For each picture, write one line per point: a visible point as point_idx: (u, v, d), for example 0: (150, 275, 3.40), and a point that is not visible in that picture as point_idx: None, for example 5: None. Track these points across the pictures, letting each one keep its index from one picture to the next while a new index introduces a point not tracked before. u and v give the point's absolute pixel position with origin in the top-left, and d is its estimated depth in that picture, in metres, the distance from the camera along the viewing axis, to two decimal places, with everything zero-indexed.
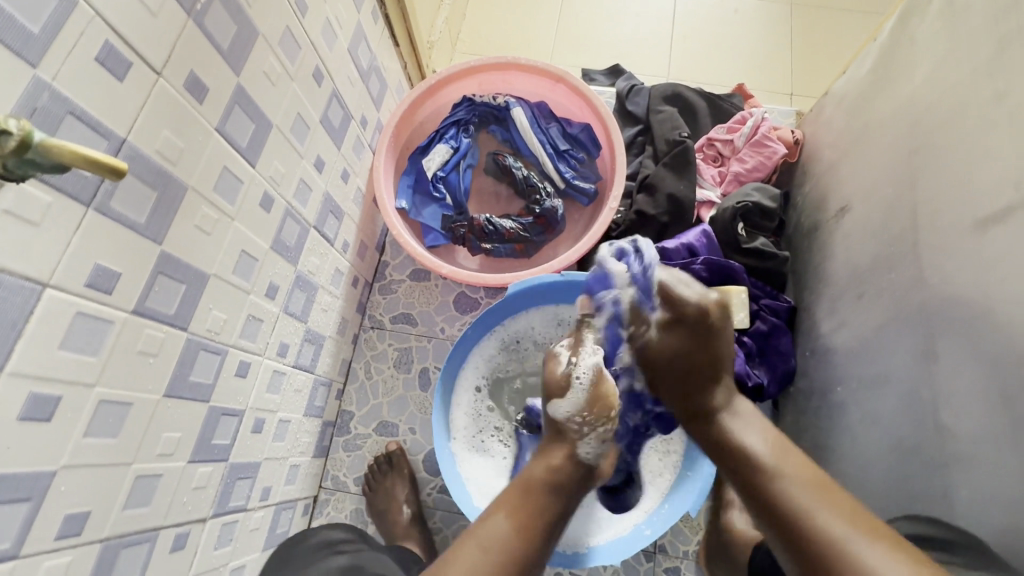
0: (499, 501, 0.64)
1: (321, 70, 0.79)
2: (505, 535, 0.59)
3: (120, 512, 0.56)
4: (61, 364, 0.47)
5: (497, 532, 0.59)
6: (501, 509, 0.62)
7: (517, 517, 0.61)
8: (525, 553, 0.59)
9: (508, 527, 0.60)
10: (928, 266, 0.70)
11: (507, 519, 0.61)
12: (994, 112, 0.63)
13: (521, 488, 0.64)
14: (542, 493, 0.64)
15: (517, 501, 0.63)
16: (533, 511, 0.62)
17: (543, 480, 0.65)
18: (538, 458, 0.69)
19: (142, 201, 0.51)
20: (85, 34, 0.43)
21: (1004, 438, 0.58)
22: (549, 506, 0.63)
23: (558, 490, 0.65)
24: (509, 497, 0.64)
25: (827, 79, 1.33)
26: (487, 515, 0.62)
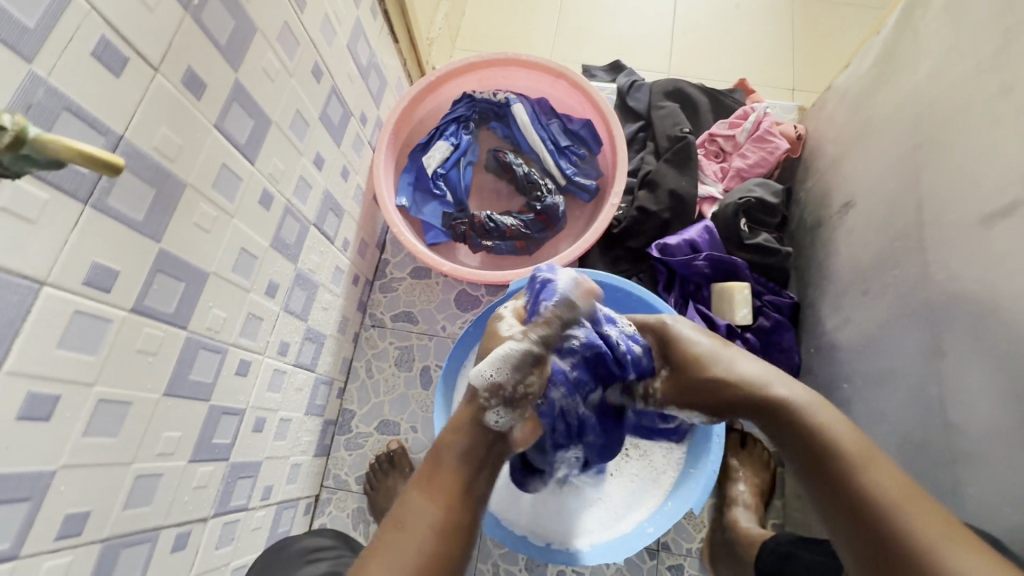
0: (416, 480, 0.59)
1: (320, 66, 0.78)
2: (429, 517, 0.56)
3: (119, 513, 0.55)
4: (59, 363, 0.46)
5: (420, 516, 0.56)
6: (417, 489, 0.58)
7: (436, 493, 0.58)
8: (455, 522, 0.56)
9: (430, 508, 0.56)
10: (934, 262, 0.70)
11: (426, 500, 0.57)
12: (1002, 105, 0.63)
13: (434, 456, 0.61)
14: (459, 466, 0.60)
15: (431, 475, 0.59)
16: (451, 488, 0.58)
17: (459, 448, 0.60)
18: (452, 428, 0.62)
19: (140, 198, 0.51)
20: (80, 28, 0.43)
21: (1014, 434, 0.57)
22: (467, 478, 0.59)
23: (476, 446, 0.61)
24: (422, 473, 0.60)
25: (829, 74, 1.32)
26: (405, 497, 0.58)
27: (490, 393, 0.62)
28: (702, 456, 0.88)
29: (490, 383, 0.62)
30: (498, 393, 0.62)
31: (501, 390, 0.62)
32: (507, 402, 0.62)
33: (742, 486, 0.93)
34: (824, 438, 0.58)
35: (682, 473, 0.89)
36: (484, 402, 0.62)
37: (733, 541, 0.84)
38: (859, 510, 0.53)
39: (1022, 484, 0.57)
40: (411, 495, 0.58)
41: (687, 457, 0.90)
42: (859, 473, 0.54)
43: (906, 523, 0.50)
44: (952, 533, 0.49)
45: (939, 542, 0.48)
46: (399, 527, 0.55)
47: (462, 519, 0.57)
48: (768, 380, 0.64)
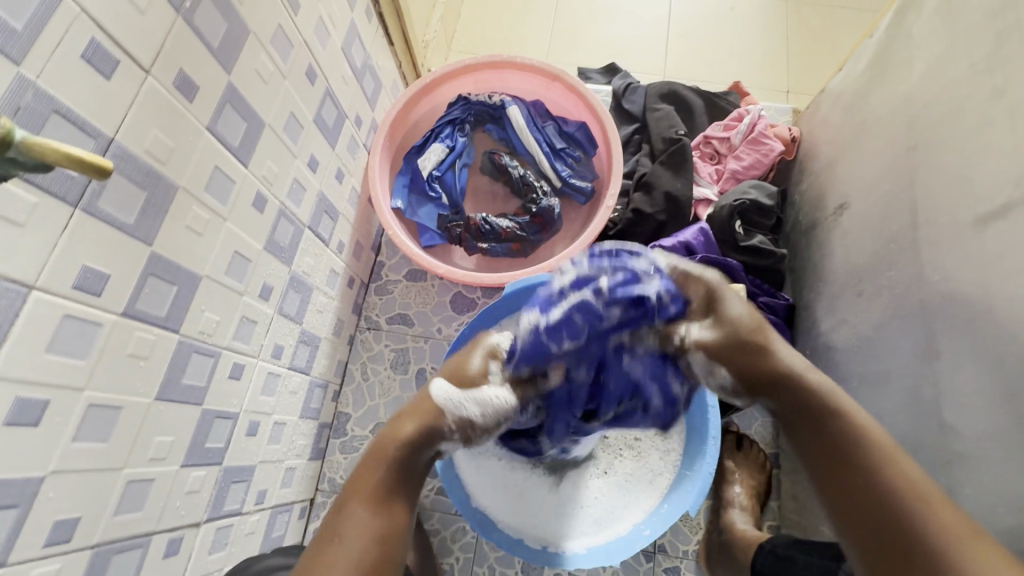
0: (353, 488, 0.62)
1: (314, 69, 0.78)
2: (365, 522, 0.59)
3: (110, 518, 0.55)
4: (48, 368, 0.46)
5: (359, 523, 0.59)
6: (358, 497, 0.61)
7: (380, 505, 0.61)
8: (392, 524, 0.60)
9: (368, 515, 0.60)
10: (928, 264, 0.70)
11: (369, 509, 0.60)
12: (995, 108, 0.63)
13: (376, 463, 0.64)
14: (402, 477, 0.65)
15: (375, 487, 0.62)
16: (393, 498, 0.63)
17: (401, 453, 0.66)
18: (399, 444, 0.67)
19: (131, 201, 0.51)
20: (69, 31, 0.42)
21: (1009, 436, 0.57)
22: (409, 488, 0.65)
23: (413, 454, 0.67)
24: (360, 482, 0.63)
25: (823, 76, 1.33)
26: (345, 507, 0.60)
27: (455, 427, 0.70)
28: (697, 458, 0.87)
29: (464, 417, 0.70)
30: (461, 425, 0.70)
31: (467, 427, 0.71)
32: (465, 435, 0.72)
33: (738, 488, 0.93)
34: (843, 431, 0.60)
35: (678, 475, 0.89)
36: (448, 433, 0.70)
37: (729, 544, 0.84)
38: (881, 507, 0.54)
39: (1015, 486, 0.57)
40: (354, 501, 0.61)
41: (683, 459, 0.90)
42: (886, 471, 0.56)
43: (927, 525, 0.52)
44: (974, 538, 0.50)
45: (963, 548, 0.50)
46: (339, 540, 0.57)
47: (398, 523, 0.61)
48: (802, 368, 0.66)
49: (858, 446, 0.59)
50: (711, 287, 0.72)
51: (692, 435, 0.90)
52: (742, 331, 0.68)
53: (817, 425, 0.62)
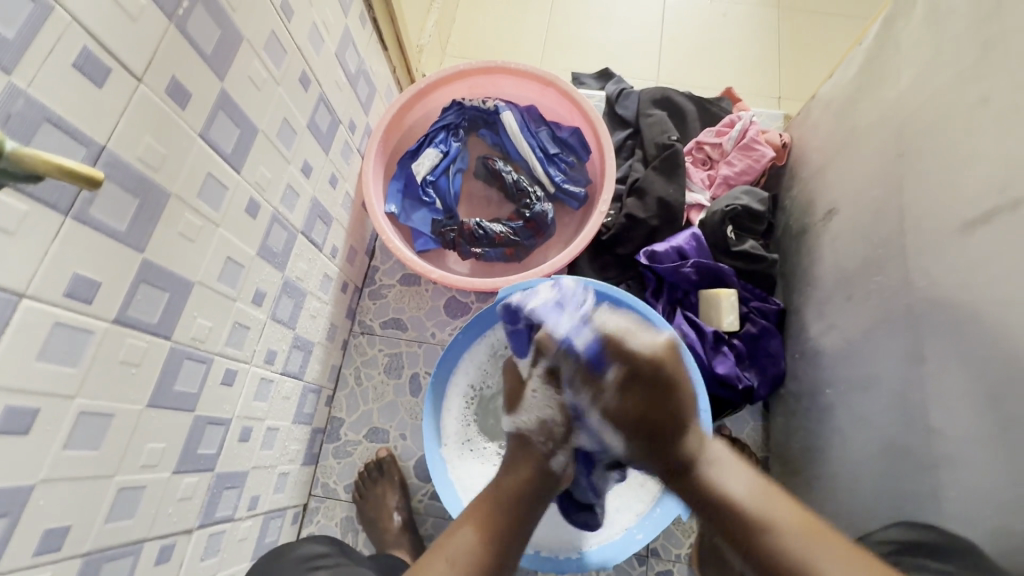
0: (468, 513, 0.64)
1: (308, 75, 0.78)
2: (471, 545, 0.60)
3: (101, 526, 0.55)
4: (39, 376, 0.46)
5: (463, 544, 0.59)
6: (469, 520, 0.63)
7: (486, 531, 0.61)
8: (492, 559, 0.59)
9: (476, 537, 0.60)
10: (915, 270, 0.71)
11: (473, 530, 0.61)
12: (980, 116, 0.64)
13: (490, 496, 0.65)
14: (515, 510, 0.64)
15: (485, 513, 0.63)
16: (500, 529, 0.62)
17: (514, 488, 0.66)
18: (508, 467, 0.69)
19: (123, 209, 0.51)
20: (61, 40, 0.43)
21: (994, 441, 0.58)
22: (519, 520, 0.64)
23: (526, 494, 0.66)
24: (474, 509, 0.64)
25: (814, 82, 1.34)
26: (454, 529, 0.62)
27: (545, 438, 0.70)
28: None
29: (535, 424, 0.71)
30: (548, 434, 0.70)
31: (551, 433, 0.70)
32: (560, 443, 0.70)
33: None
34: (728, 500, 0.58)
35: None
36: (542, 446, 0.70)
37: (720, 547, 0.85)
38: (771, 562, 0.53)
39: (999, 489, 0.58)
40: (461, 522, 0.62)
41: None
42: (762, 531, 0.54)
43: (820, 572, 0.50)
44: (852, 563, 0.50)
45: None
46: (448, 559, 0.58)
47: (502, 554, 0.60)
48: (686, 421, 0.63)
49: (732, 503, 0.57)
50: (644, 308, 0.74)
51: None
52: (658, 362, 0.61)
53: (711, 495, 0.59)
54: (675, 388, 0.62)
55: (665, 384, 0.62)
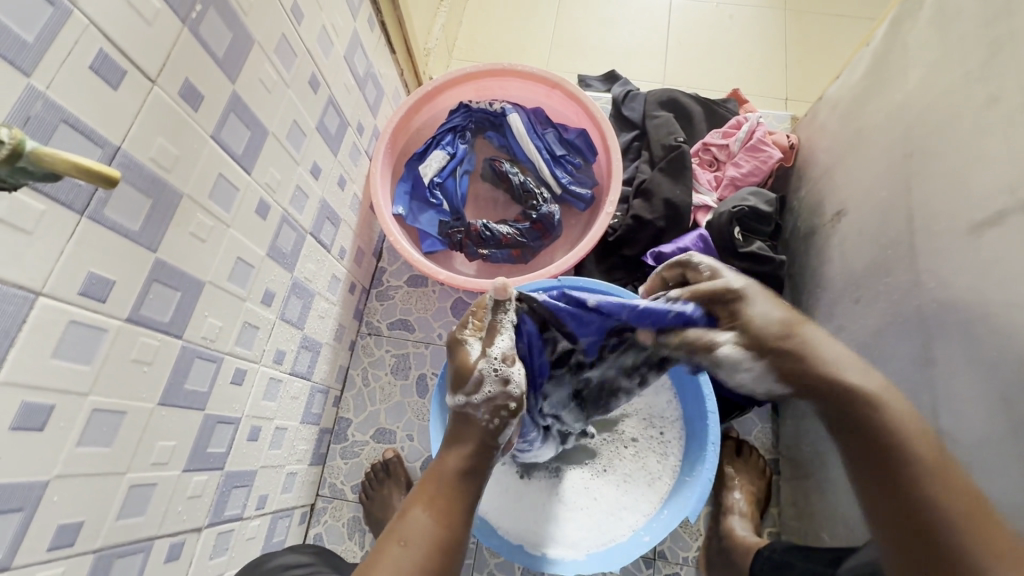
0: (415, 494, 0.59)
1: (317, 77, 0.79)
2: (424, 526, 0.55)
3: (113, 523, 0.55)
4: (54, 373, 0.46)
5: (418, 527, 0.55)
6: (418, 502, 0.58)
7: (436, 507, 0.57)
8: (446, 538, 0.55)
9: (429, 517, 0.56)
10: (925, 271, 0.70)
11: (426, 513, 0.56)
12: (989, 115, 0.63)
13: (434, 476, 0.60)
14: (462, 485, 0.59)
15: (434, 492, 0.58)
16: (452, 506, 0.58)
17: (458, 464, 0.60)
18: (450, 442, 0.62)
19: (137, 209, 0.51)
20: (79, 43, 0.43)
21: (1008, 444, 0.57)
22: (467, 495, 0.59)
23: (469, 468, 0.60)
24: (422, 488, 0.59)
25: (822, 83, 1.34)
26: (405, 511, 0.57)
27: (491, 413, 0.61)
28: (697, 465, 0.88)
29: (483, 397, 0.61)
30: (496, 410, 0.61)
31: (502, 409, 0.61)
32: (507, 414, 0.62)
33: (738, 493, 0.93)
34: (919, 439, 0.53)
35: (677, 480, 0.89)
36: (486, 421, 0.61)
37: (729, 550, 0.84)
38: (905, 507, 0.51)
39: (1013, 493, 0.57)
40: (411, 504, 0.58)
41: (683, 465, 0.90)
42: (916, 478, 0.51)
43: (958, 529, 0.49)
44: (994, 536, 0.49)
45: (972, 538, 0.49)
46: (401, 542, 0.54)
47: (458, 533, 0.56)
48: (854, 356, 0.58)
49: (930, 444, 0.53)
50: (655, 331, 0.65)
51: (692, 441, 0.90)
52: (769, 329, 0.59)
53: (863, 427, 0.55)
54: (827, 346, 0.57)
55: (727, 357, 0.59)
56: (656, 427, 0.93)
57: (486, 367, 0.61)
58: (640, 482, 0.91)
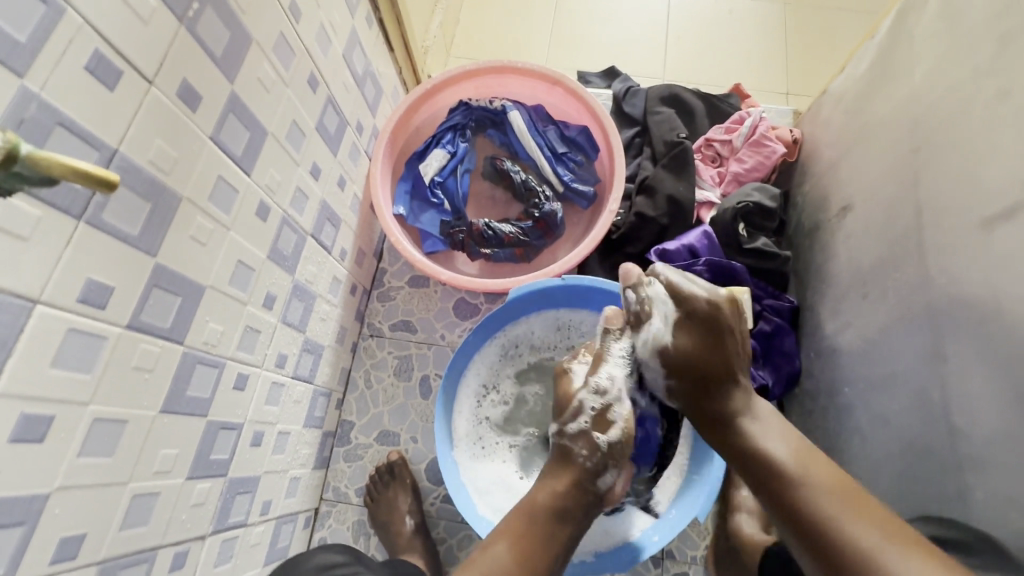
0: (501, 531, 0.62)
1: (316, 76, 0.77)
2: (505, 561, 0.59)
3: (116, 533, 0.54)
4: (53, 383, 0.45)
5: (499, 560, 0.59)
6: (505, 536, 0.62)
7: (520, 546, 0.60)
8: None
9: (512, 554, 0.59)
10: (934, 266, 0.70)
11: (510, 550, 0.60)
12: (999, 108, 0.63)
13: (525, 512, 0.64)
14: (550, 526, 0.63)
15: (522, 531, 0.62)
16: (537, 546, 0.61)
17: (550, 501, 0.64)
18: (547, 478, 0.67)
19: (135, 213, 0.50)
20: (74, 42, 0.42)
21: (1022, 439, 0.57)
22: (556, 539, 0.63)
23: (560, 507, 0.64)
24: (512, 524, 0.63)
25: (823, 77, 1.33)
26: (488, 544, 0.61)
27: (586, 450, 0.68)
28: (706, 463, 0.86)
29: (570, 433, 0.69)
30: (591, 445, 0.68)
31: (599, 448, 0.68)
32: (606, 459, 0.68)
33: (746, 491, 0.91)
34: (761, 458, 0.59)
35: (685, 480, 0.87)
36: (584, 461, 0.68)
37: (738, 549, 0.83)
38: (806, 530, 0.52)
39: None
40: (496, 539, 0.61)
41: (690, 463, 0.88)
42: (795, 488, 0.54)
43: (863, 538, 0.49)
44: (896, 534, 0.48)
45: (889, 556, 0.47)
46: (481, 572, 0.57)
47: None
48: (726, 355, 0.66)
49: (764, 471, 0.58)
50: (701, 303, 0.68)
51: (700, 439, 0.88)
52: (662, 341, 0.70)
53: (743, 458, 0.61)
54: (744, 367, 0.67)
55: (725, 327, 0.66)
56: None
57: (586, 396, 0.70)
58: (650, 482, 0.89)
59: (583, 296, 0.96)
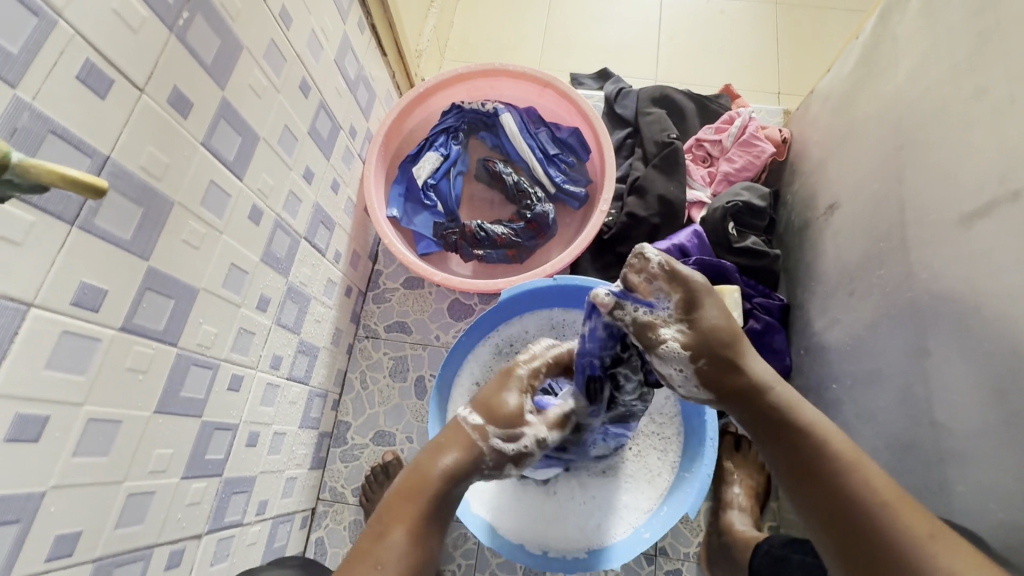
0: (394, 511, 0.59)
1: (308, 81, 0.79)
2: (405, 548, 0.57)
3: (111, 532, 0.55)
4: (48, 384, 0.46)
5: (397, 549, 0.56)
6: (399, 518, 0.58)
7: (416, 527, 0.58)
8: (424, 559, 0.58)
9: (408, 540, 0.57)
10: (917, 262, 0.70)
11: (406, 534, 0.57)
12: (977, 106, 0.64)
13: (418, 489, 0.61)
14: (442, 502, 0.61)
15: (417, 512, 0.59)
16: (431, 526, 0.60)
17: (446, 480, 0.62)
18: (440, 453, 0.64)
19: (128, 217, 0.51)
20: (64, 53, 0.43)
21: (1002, 433, 0.57)
22: (445, 512, 0.62)
23: (453, 477, 0.63)
24: (406, 504, 0.59)
25: (814, 76, 1.34)
26: (385, 530, 0.57)
27: (495, 463, 0.67)
28: (696, 459, 0.88)
29: (501, 453, 0.67)
30: (501, 462, 0.67)
31: (507, 465, 0.68)
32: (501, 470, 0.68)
33: (737, 488, 0.93)
34: (818, 441, 0.55)
35: (677, 476, 0.89)
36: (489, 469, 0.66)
37: (729, 544, 0.84)
38: (841, 509, 0.51)
39: (1007, 482, 0.57)
40: (390, 525, 0.58)
41: (682, 461, 0.90)
42: (855, 478, 0.52)
43: (899, 527, 0.49)
44: (940, 534, 0.48)
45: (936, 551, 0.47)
46: (378, 565, 0.54)
47: (431, 554, 0.59)
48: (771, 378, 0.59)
49: (818, 450, 0.54)
50: (695, 290, 0.57)
51: (691, 437, 0.91)
52: (712, 346, 0.57)
53: (792, 437, 0.56)
54: (750, 363, 0.59)
55: (741, 346, 0.59)
56: (657, 423, 0.94)
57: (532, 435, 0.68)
58: (642, 480, 0.91)
59: (575, 296, 0.98)
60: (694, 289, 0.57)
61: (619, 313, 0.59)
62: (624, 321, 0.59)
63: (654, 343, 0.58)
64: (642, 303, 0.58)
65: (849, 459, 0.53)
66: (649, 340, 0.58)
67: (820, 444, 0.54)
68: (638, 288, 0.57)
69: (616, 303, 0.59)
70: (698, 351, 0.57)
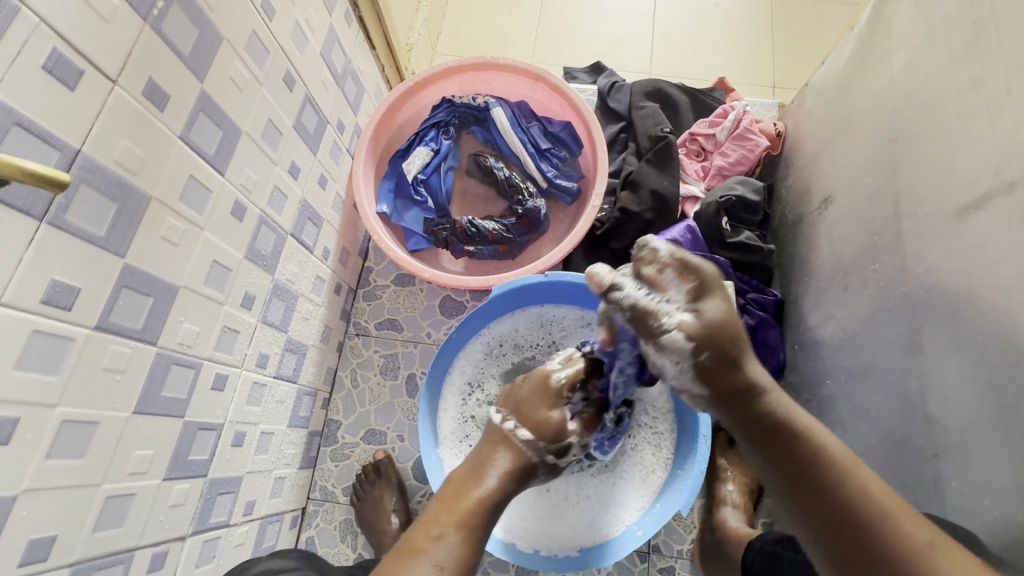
0: (448, 514, 0.59)
1: (292, 74, 0.77)
2: (459, 548, 0.56)
3: (89, 536, 0.54)
4: (16, 384, 0.45)
5: (452, 549, 0.56)
6: (451, 519, 0.59)
7: (469, 529, 0.59)
8: (476, 561, 0.57)
9: (462, 540, 0.57)
10: (911, 257, 0.70)
11: (459, 536, 0.57)
12: (973, 97, 0.63)
13: (467, 496, 0.62)
14: (492, 512, 0.62)
15: (470, 516, 0.60)
16: (481, 532, 0.60)
17: (499, 488, 0.64)
18: (487, 467, 0.66)
19: (102, 213, 0.50)
20: (29, 42, 0.42)
21: (995, 429, 0.57)
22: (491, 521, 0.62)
23: (500, 490, 0.65)
24: (461, 508, 0.60)
25: (809, 69, 1.33)
26: (439, 531, 0.57)
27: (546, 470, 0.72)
28: (689, 457, 0.87)
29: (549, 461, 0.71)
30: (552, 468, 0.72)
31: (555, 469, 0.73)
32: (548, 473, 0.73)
33: (731, 485, 0.92)
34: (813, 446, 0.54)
35: (670, 474, 0.88)
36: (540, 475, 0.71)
37: (722, 541, 0.84)
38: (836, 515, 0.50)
39: (1001, 479, 0.56)
40: (445, 525, 0.58)
41: (675, 459, 0.89)
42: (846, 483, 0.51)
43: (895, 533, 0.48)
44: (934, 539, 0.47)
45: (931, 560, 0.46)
46: (436, 564, 0.54)
47: (480, 556, 0.58)
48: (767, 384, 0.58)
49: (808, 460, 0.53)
50: (707, 281, 0.58)
51: (684, 436, 0.90)
52: (714, 341, 0.57)
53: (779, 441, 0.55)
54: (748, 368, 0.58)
55: (746, 345, 0.58)
56: (650, 418, 0.92)
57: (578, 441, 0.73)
58: (635, 478, 0.90)
59: (567, 292, 0.96)
60: (704, 279, 0.58)
61: (615, 295, 0.62)
62: (622, 304, 0.61)
63: (656, 330, 0.59)
64: (651, 292, 0.60)
65: (835, 470, 0.52)
66: (650, 325, 0.59)
67: (810, 454, 0.53)
68: (651, 278, 0.60)
69: (614, 286, 0.62)
70: (699, 344, 0.57)
